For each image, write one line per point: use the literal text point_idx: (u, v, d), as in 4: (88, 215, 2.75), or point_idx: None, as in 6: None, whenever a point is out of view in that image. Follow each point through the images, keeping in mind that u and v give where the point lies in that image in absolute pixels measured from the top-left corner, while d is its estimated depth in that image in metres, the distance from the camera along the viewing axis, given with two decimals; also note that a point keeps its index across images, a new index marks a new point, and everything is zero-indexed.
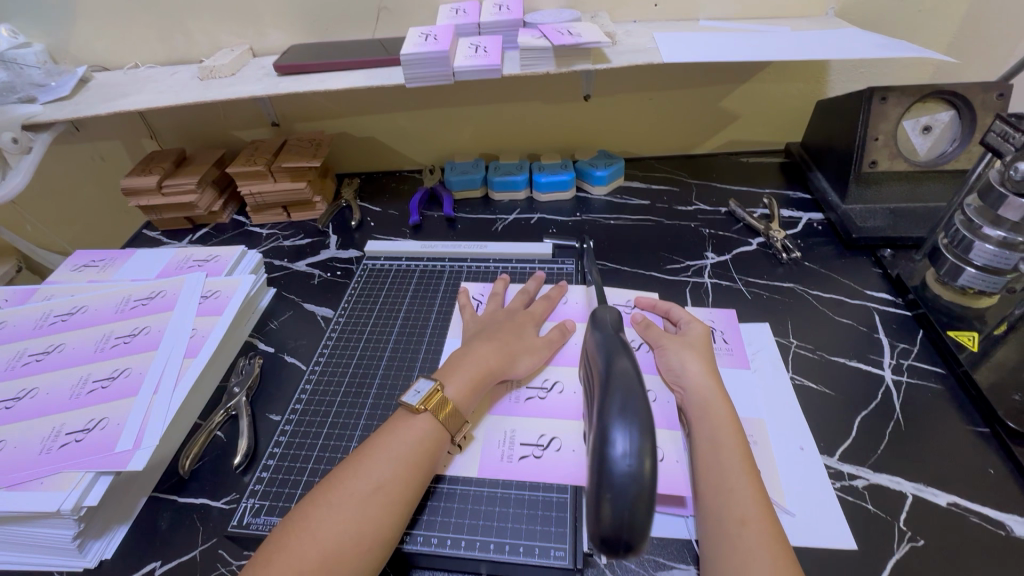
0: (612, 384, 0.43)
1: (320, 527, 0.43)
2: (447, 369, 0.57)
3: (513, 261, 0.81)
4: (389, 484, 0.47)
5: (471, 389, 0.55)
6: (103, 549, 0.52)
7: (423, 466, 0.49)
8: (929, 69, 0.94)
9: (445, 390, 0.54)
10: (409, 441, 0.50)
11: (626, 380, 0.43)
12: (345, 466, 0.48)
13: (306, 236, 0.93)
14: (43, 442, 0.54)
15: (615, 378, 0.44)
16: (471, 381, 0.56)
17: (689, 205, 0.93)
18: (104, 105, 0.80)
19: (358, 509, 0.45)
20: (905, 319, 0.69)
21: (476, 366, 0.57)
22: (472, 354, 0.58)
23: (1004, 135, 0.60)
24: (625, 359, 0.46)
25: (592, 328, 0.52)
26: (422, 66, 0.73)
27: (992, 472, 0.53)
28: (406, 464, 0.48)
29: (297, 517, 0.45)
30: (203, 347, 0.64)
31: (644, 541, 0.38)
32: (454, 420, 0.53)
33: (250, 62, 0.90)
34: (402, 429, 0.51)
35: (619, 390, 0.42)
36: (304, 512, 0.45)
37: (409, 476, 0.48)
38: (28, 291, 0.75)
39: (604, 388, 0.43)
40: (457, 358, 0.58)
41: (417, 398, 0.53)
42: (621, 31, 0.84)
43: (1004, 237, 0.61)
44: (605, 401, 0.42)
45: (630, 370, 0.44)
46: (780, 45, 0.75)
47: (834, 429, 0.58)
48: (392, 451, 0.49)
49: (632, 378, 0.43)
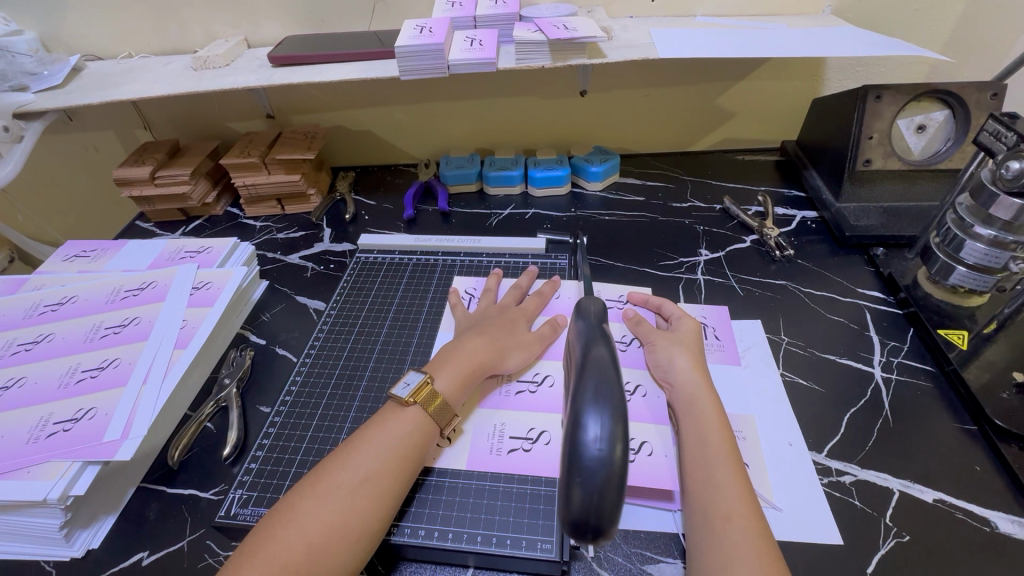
0: (587, 372, 0.43)
1: (303, 517, 0.43)
2: (437, 362, 0.57)
3: (507, 256, 0.81)
4: (372, 474, 0.47)
5: (461, 382, 0.55)
6: (90, 539, 0.52)
7: (408, 456, 0.49)
8: (925, 69, 0.94)
9: (435, 383, 0.54)
10: (394, 432, 0.50)
11: (600, 368, 0.43)
12: (331, 457, 0.49)
13: (300, 229, 0.93)
14: (31, 431, 0.54)
15: (594, 365, 0.44)
16: (461, 375, 0.56)
17: (684, 202, 0.93)
18: (97, 95, 0.79)
19: (340, 499, 0.45)
20: (896, 317, 0.70)
21: (465, 360, 0.57)
22: (462, 347, 0.58)
23: (996, 135, 0.60)
24: (601, 347, 0.46)
25: (575, 320, 0.53)
26: (417, 58, 0.73)
27: (979, 469, 0.53)
28: (392, 455, 0.48)
29: (283, 507, 0.45)
30: (193, 338, 0.64)
31: (613, 528, 0.38)
32: (443, 417, 0.53)
33: (244, 53, 0.89)
34: (388, 420, 0.51)
35: (593, 377, 0.42)
36: (290, 503, 0.45)
37: (392, 466, 0.48)
38: (18, 280, 0.75)
39: (578, 376, 0.44)
40: (448, 351, 0.58)
41: (406, 390, 0.53)
42: (618, 26, 0.84)
43: (995, 235, 0.62)
44: (579, 388, 0.42)
45: (605, 359, 0.45)
46: (774, 41, 0.75)
47: (823, 426, 0.58)
48: (377, 442, 0.49)
49: (608, 367, 0.44)
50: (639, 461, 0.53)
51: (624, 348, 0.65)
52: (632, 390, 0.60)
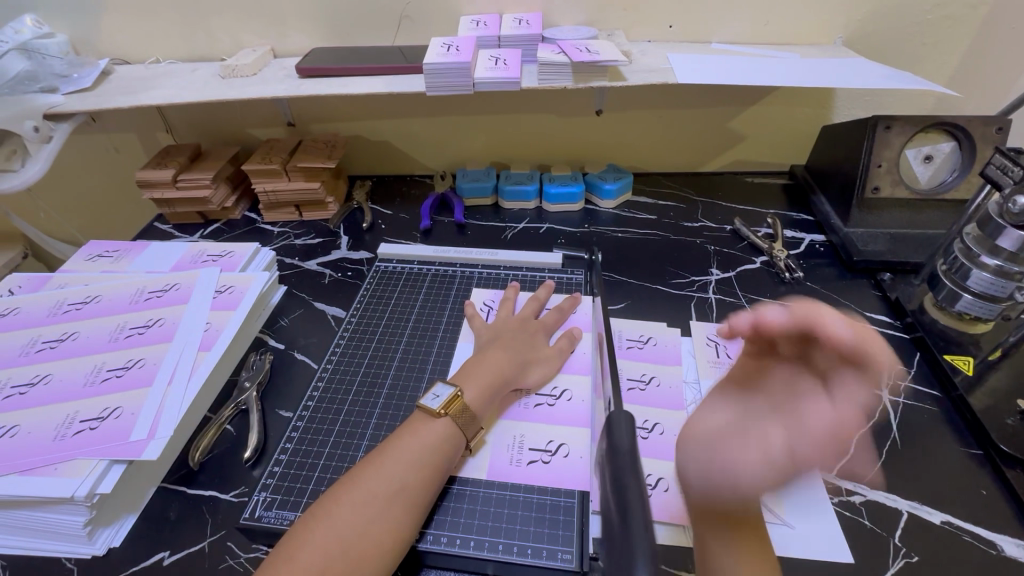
0: (629, 497, 0.37)
1: (343, 523, 0.45)
2: (463, 373, 0.59)
3: (523, 269, 0.82)
4: (408, 485, 0.48)
5: (486, 394, 0.57)
6: (112, 537, 0.52)
7: (437, 467, 0.51)
8: (930, 101, 0.97)
9: (463, 395, 0.56)
10: (428, 443, 0.51)
11: (641, 512, 0.36)
12: (364, 464, 0.50)
13: (318, 236, 0.94)
14: (57, 429, 0.55)
15: (634, 462, 0.40)
16: (484, 384, 0.57)
17: (695, 222, 0.95)
18: (126, 99, 0.81)
19: (377, 510, 0.46)
20: (902, 341, 0.71)
21: (489, 373, 0.58)
22: (485, 361, 0.60)
23: (1003, 168, 0.62)
24: (624, 425, 0.44)
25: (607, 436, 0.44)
26: (444, 76, 0.75)
27: (985, 493, 0.55)
28: (426, 465, 0.50)
29: (319, 510, 0.46)
30: (217, 341, 0.65)
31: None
32: (471, 429, 0.54)
33: (271, 63, 0.91)
34: (423, 431, 0.52)
35: (623, 462, 0.40)
36: (326, 508, 0.46)
37: (425, 477, 0.49)
38: (41, 278, 0.76)
39: (620, 525, 0.36)
40: (472, 365, 0.60)
41: (436, 401, 0.54)
42: (637, 50, 0.87)
43: (1000, 265, 0.64)
44: (621, 504, 0.37)
45: (626, 447, 0.42)
46: (789, 70, 0.78)
47: (834, 447, 0.59)
48: (411, 452, 0.50)
49: (643, 504, 0.36)
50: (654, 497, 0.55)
51: (643, 388, 0.65)
52: (650, 428, 0.61)
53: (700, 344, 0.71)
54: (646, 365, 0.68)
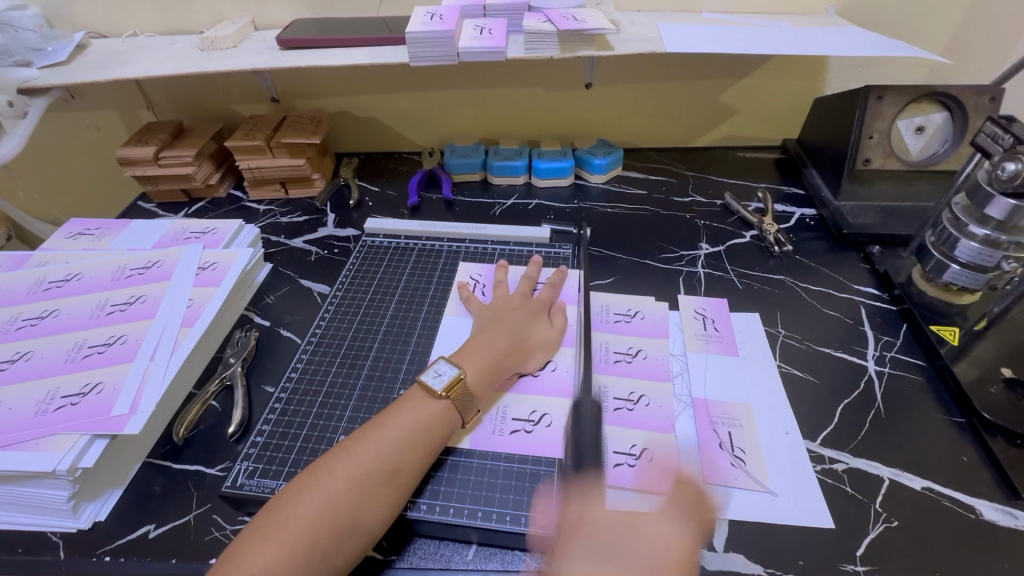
0: None
1: (336, 495, 0.45)
2: (465, 352, 0.58)
3: (511, 244, 0.82)
4: (403, 464, 0.48)
5: (487, 375, 0.57)
6: (97, 511, 0.52)
7: (433, 445, 0.51)
8: (924, 71, 0.96)
9: (466, 377, 0.55)
10: (426, 421, 0.51)
11: None
12: (359, 436, 0.50)
13: (304, 214, 0.93)
14: (38, 405, 0.54)
15: None
16: (485, 365, 0.57)
17: (686, 197, 0.94)
18: (102, 72, 0.79)
19: (370, 486, 0.46)
20: (889, 313, 0.71)
21: (488, 352, 0.58)
22: (484, 341, 0.60)
23: (993, 136, 0.62)
24: None
25: None
26: (428, 45, 0.73)
27: (966, 460, 0.55)
28: (421, 442, 0.50)
29: (311, 477, 0.46)
30: (200, 317, 0.65)
31: None
32: (469, 411, 0.54)
33: (251, 35, 0.89)
34: (423, 409, 0.52)
35: None
36: (318, 475, 0.46)
37: (420, 455, 0.50)
38: (21, 257, 0.74)
39: None
40: (473, 344, 0.59)
41: (439, 382, 0.54)
42: (626, 20, 0.85)
43: (988, 234, 0.64)
44: None
45: None
46: (781, 39, 0.76)
47: (818, 414, 0.60)
48: (408, 429, 0.50)
49: None
50: (640, 467, 0.54)
51: (630, 361, 0.65)
52: (637, 399, 0.60)
53: (687, 318, 0.71)
54: (634, 337, 0.68)
